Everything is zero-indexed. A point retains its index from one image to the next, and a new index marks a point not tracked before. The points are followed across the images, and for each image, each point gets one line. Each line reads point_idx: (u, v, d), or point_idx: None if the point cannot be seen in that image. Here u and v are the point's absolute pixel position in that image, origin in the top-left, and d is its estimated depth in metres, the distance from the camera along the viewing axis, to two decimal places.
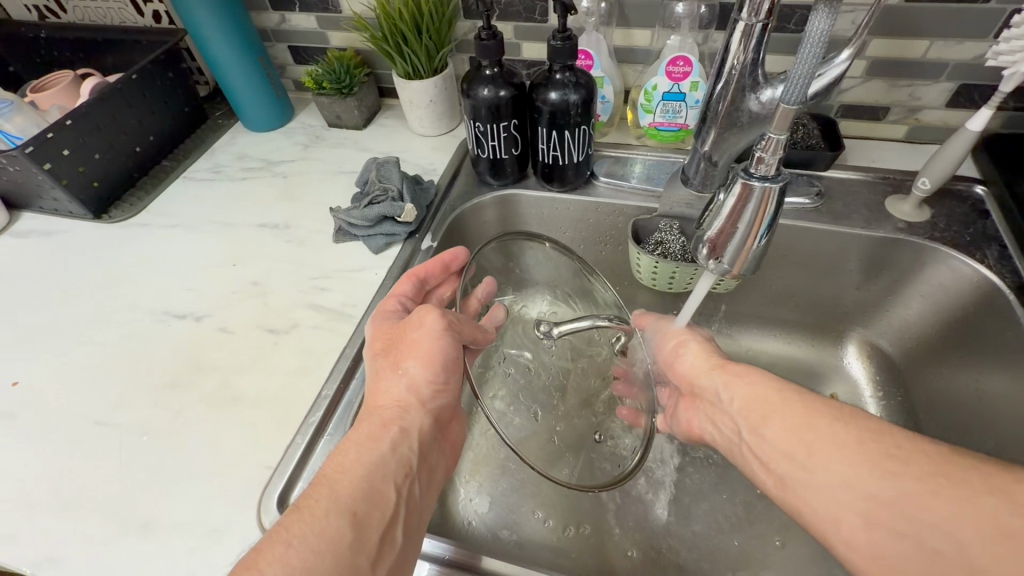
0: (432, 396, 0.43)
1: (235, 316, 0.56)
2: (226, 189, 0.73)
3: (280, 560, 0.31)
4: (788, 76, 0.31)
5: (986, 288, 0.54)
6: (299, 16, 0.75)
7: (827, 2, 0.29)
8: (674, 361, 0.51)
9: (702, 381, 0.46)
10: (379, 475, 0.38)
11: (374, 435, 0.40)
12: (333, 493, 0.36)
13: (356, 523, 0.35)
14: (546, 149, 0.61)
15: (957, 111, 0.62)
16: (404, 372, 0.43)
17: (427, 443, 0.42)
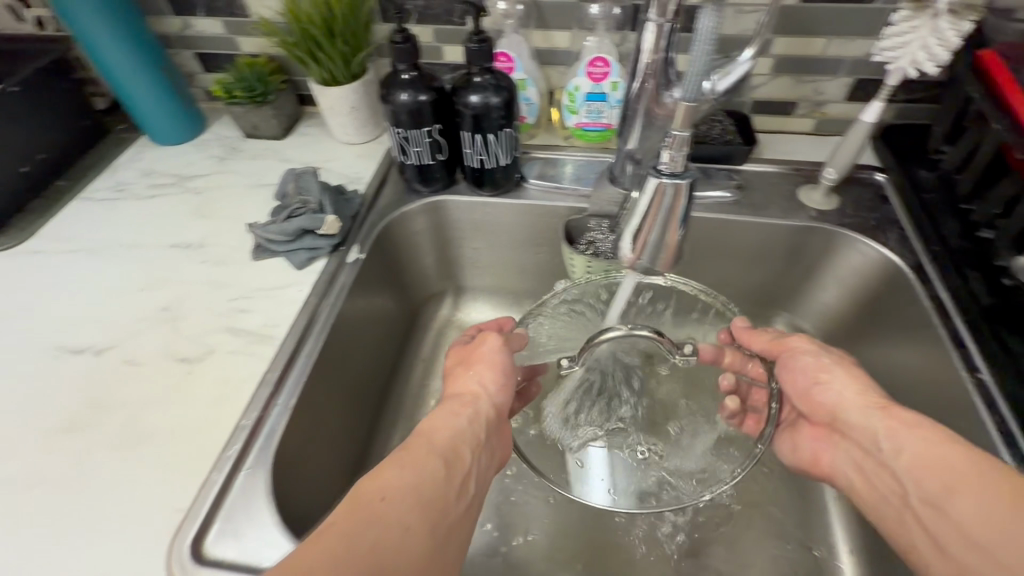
0: (500, 395, 0.46)
1: (143, 347, 0.52)
2: (132, 208, 0.67)
3: (395, 477, 0.36)
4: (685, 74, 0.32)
5: (890, 268, 0.57)
6: (204, 21, 0.71)
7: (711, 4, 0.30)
8: (802, 386, 0.47)
9: (852, 414, 0.44)
10: (460, 440, 0.41)
11: (454, 409, 0.43)
12: (426, 443, 0.40)
13: (444, 469, 0.38)
14: (472, 153, 0.60)
15: (856, 104, 0.66)
16: (476, 373, 0.46)
17: (498, 431, 0.45)
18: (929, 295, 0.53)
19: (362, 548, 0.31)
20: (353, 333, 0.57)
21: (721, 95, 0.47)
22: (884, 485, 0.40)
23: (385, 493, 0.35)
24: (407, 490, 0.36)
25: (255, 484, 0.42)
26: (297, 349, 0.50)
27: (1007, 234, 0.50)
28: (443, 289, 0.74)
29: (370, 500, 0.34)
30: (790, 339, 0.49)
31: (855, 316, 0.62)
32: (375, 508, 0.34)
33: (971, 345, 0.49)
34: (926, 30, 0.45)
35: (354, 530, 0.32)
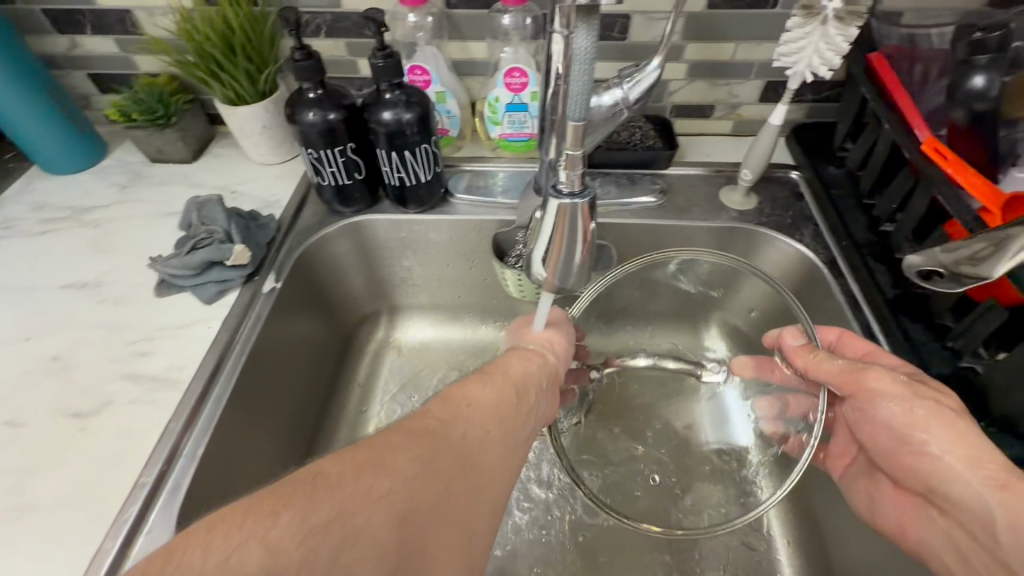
0: (563, 356, 0.44)
1: (31, 403, 0.47)
2: (20, 247, 0.61)
3: (472, 402, 0.34)
4: (569, 91, 0.32)
5: (807, 264, 0.59)
6: (93, 39, 0.66)
7: (581, 22, 0.30)
8: (896, 437, 0.42)
9: (958, 484, 0.38)
10: (531, 381, 0.38)
11: (523, 357, 0.40)
12: (502, 373, 0.37)
13: (516, 399, 0.36)
14: (390, 171, 0.58)
15: (769, 105, 0.68)
16: (536, 335, 0.44)
17: (554, 387, 0.42)
18: (841, 289, 0.55)
19: (439, 441, 0.30)
20: (273, 366, 0.54)
21: (636, 103, 0.48)
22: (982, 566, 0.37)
23: (464, 407, 0.33)
24: (487, 411, 0.33)
25: (156, 547, 0.38)
26: (205, 392, 0.47)
27: (904, 230, 0.52)
28: (377, 310, 0.71)
29: (453, 399, 0.33)
30: (871, 378, 0.42)
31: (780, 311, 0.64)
32: (458, 410, 0.32)
33: (881, 336, 0.51)
34: (817, 35, 0.46)
35: (444, 423, 0.31)
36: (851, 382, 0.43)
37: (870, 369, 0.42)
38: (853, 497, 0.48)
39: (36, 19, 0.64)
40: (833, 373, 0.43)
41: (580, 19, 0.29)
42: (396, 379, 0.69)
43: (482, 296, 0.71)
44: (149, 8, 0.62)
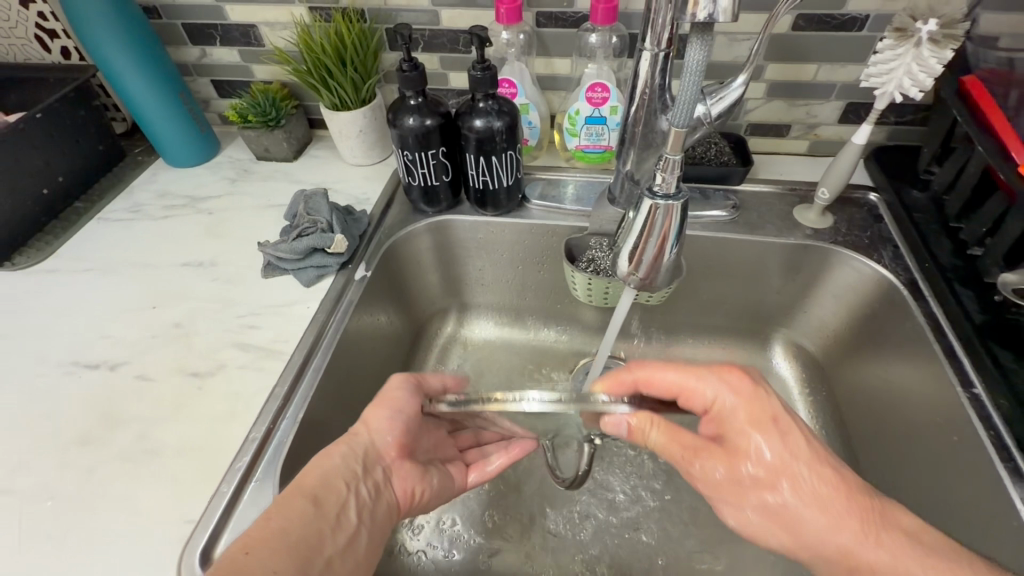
0: (388, 426, 0.44)
1: (156, 362, 0.53)
2: (146, 228, 0.69)
3: (260, 528, 0.35)
4: (677, 100, 0.35)
5: (884, 284, 0.58)
6: (221, 50, 0.74)
7: (698, 37, 0.33)
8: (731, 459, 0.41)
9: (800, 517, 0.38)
10: (334, 475, 0.40)
11: (327, 451, 0.42)
12: (295, 488, 0.39)
13: (314, 507, 0.38)
14: (475, 175, 0.63)
15: (848, 126, 0.68)
16: (371, 414, 0.45)
17: (376, 467, 0.43)
18: (922, 311, 0.54)
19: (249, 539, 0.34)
20: (360, 347, 0.58)
21: (715, 119, 0.49)
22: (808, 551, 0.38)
23: (246, 545, 0.34)
24: (273, 534, 0.35)
25: (262, 495, 0.43)
26: (306, 362, 0.51)
27: (995, 254, 0.52)
28: (447, 305, 0.75)
29: (234, 557, 0.33)
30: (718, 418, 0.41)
31: (851, 331, 0.63)
32: (241, 563, 0.32)
33: (964, 358, 0.50)
34: (910, 57, 0.47)
35: None
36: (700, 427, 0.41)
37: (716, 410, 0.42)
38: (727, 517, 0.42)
39: (175, 30, 0.73)
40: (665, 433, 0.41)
41: (695, 33, 0.32)
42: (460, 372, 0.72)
43: (546, 301, 0.73)
44: (272, 23, 0.70)
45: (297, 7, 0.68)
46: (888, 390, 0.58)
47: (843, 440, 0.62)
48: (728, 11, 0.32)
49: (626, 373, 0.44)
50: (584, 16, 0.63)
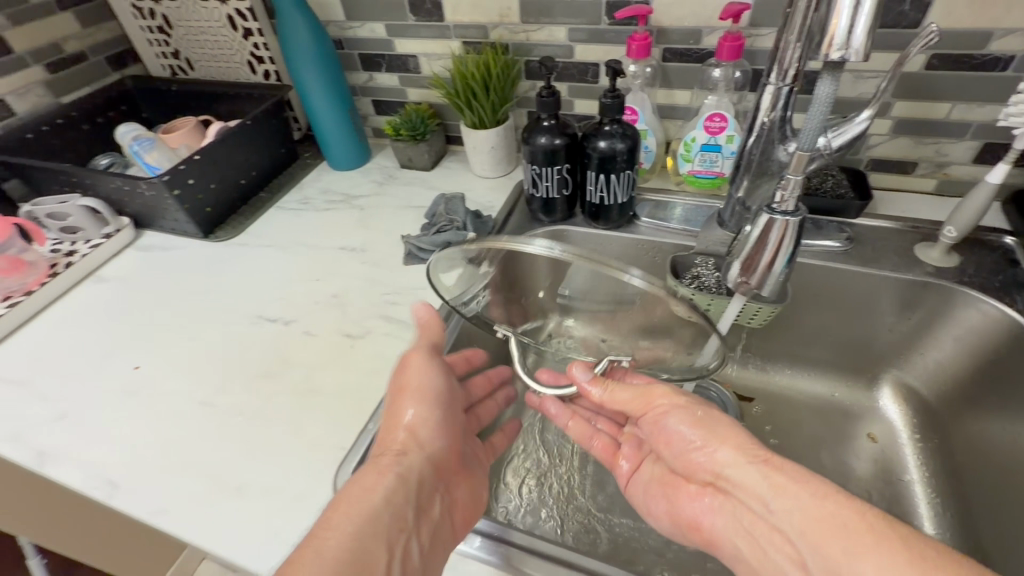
0: (431, 438, 0.48)
1: (318, 323, 0.64)
2: (313, 217, 0.84)
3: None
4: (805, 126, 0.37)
5: (1014, 330, 0.56)
6: (384, 75, 0.89)
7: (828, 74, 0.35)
8: (681, 447, 0.43)
9: (738, 471, 0.39)
10: (385, 499, 0.42)
11: (377, 471, 0.44)
12: (340, 518, 0.40)
13: (355, 542, 0.39)
14: (594, 191, 0.69)
15: (984, 166, 0.66)
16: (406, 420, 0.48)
17: (434, 480, 0.46)
18: None
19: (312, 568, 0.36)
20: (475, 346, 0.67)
21: (834, 151, 0.51)
22: (774, 548, 0.36)
23: None
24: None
25: None
26: None
27: None
28: None
29: None
30: (660, 397, 0.46)
31: (973, 378, 0.60)
32: None
33: None
34: None
35: None
36: (646, 402, 0.47)
37: (657, 390, 0.47)
38: (635, 497, 0.49)
39: (352, 59, 0.89)
40: (629, 402, 0.47)
41: (826, 71, 0.35)
42: None
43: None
44: (430, 55, 0.83)
45: (453, 41, 0.80)
46: (1014, 444, 0.55)
47: (956, 492, 0.59)
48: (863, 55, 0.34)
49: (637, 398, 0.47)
50: (709, 52, 0.68)
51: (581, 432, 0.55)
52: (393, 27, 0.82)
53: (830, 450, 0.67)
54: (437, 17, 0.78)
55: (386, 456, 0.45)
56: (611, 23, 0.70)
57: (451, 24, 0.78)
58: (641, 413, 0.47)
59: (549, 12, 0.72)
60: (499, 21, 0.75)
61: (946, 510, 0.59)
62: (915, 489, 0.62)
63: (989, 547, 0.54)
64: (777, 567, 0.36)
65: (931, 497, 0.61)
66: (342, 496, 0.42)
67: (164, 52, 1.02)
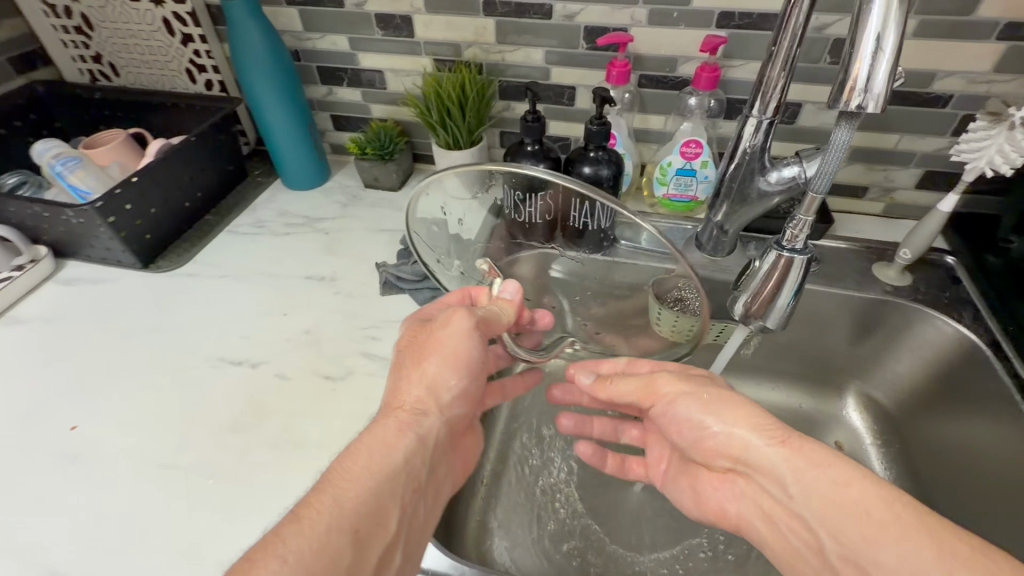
0: (450, 402, 0.47)
1: (292, 364, 0.59)
2: (271, 243, 0.77)
3: (303, 530, 0.34)
4: (816, 168, 0.37)
5: (967, 344, 0.61)
6: (346, 90, 0.83)
7: (845, 121, 0.35)
8: (693, 435, 0.44)
9: (754, 452, 0.40)
10: (405, 457, 0.41)
11: (394, 433, 0.43)
12: (359, 467, 0.39)
13: (377, 496, 0.38)
14: (578, 217, 0.69)
15: (924, 191, 0.73)
16: (435, 376, 0.46)
17: (444, 443, 0.46)
18: (1007, 371, 0.57)
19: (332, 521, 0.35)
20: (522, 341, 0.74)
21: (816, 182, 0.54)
22: (791, 528, 0.38)
23: (282, 539, 0.34)
24: (317, 533, 0.34)
25: None
26: None
27: None
28: None
29: (287, 529, 0.34)
30: (664, 387, 0.46)
31: (930, 386, 0.65)
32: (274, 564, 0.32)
33: None
34: (1002, 137, 0.52)
35: None
36: (650, 394, 0.47)
37: (659, 379, 0.47)
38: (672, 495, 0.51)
39: (309, 72, 0.83)
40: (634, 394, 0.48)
41: (842, 120, 0.35)
42: (540, 399, 0.78)
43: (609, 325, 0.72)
44: (398, 70, 0.79)
45: (423, 58, 0.77)
46: (968, 447, 0.60)
47: (920, 492, 0.64)
48: (883, 110, 0.34)
49: (643, 394, 0.48)
50: (685, 80, 0.70)
51: (617, 464, 0.56)
52: (357, 40, 0.77)
53: None
54: (406, 32, 0.75)
55: (405, 412, 0.45)
56: (589, 48, 0.70)
57: (422, 40, 0.75)
58: (648, 403, 0.48)
59: (526, 33, 0.70)
60: (473, 40, 0.73)
61: None
62: None
63: None
64: (797, 549, 0.38)
65: None
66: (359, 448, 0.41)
67: (82, 55, 0.90)
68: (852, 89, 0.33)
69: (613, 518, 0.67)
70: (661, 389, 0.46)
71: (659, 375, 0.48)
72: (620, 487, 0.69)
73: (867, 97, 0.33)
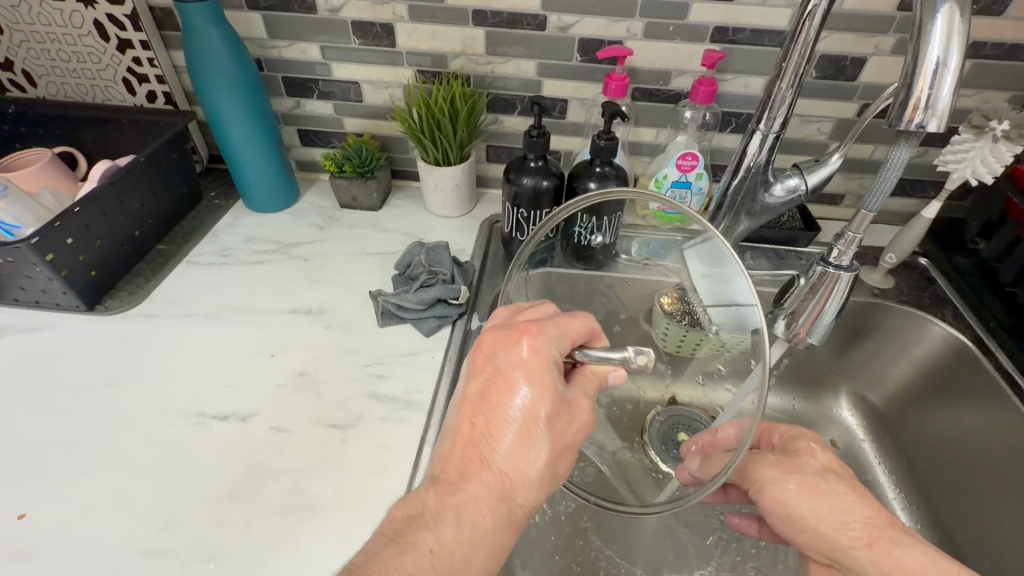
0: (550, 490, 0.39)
1: (289, 413, 0.52)
2: (240, 273, 0.68)
3: None
4: (871, 187, 0.38)
5: (953, 341, 0.65)
6: (316, 102, 0.76)
7: (906, 142, 0.36)
8: (787, 526, 0.41)
9: (845, 557, 0.39)
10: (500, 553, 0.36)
11: (506, 532, 0.35)
12: (462, 555, 0.33)
13: None
14: (583, 232, 0.69)
15: (894, 197, 0.77)
16: (558, 473, 0.37)
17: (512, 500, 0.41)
18: (994, 365, 0.62)
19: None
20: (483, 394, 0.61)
21: (812, 190, 0.59)
22: None
23: None
24: None
25: None
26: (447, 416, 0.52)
27: None
28: None
29: None
30: (753, 470, 0.42)
31: (920, 382, 0.69)
32: None
33: None
34: (985, 148, 0.55)
35: None
36: (741, 475, 0.43)
37: (748, 459, 0.43)
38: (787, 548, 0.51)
39: (274, 82, 0.75)
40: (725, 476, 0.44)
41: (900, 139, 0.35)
42: None
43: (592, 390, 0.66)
44: (375, 82, 0.73)
45: (405, 69, 0.72)
46: (963, 439, 0.64)
47: (918, 484, 0.67)
48: (943, 128, 0.34)
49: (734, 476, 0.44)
50: (679, 93, 0.70)
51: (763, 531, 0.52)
52: (329, 49, 0.71)
53: None
54: (387, 42, 0.70)
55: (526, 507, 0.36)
56: (583, 61, 0.68)
57: (404, 50, 0.70)
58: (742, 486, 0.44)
59: (518, 44, 0.68)
60: (461, 51, 0.69)
61: (914, 502, 0.67)
62: (883, 483, 0.69)
63: (958, 532, 0.62)
64: None
65: (898, 490, 0.68)
66: (477, 530, 0.34)
67: None
68: (916, 106, 0.33)
69: (634, 542, 0.65)
70: (753, 477, 0.42)
71: (748, 455, 0.43)
72: (638, 508, 0.67)
73: (930, 114, 0.33)
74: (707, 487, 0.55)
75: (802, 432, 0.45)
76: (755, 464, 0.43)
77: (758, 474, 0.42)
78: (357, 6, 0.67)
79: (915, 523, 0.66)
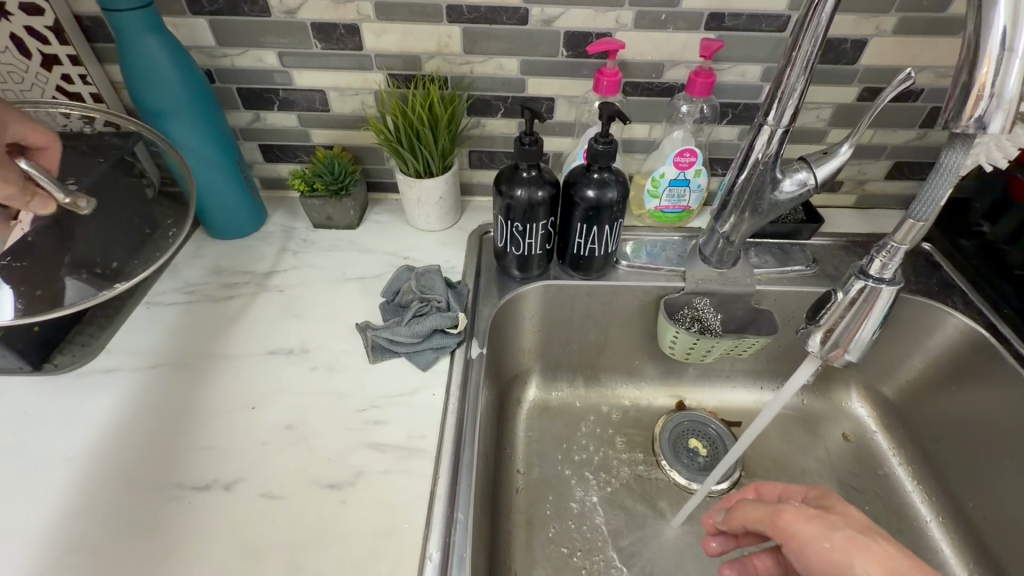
0: None
1: (279, 474, 0.47)
2: (208, 312, 0.62)
3: None
4: (922, 195, 0.36)
5: (965, 331, 0.64)
6: (278, 114, 0.69)
7: (958, 145, 0.34)
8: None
9: None
10: None
11: None
12: None
13: None
14: (582, 243, 0.62)
15: (894, 181, 0.75)
16: None
17: None
18: (1010, 354, 0.60)
19: None
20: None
21: (822, 183, 0.54)
22: None
23: None
24: None
25: None
26: (456, 462, 0.48)
27: None
28: (532, 370, 0.74)
29: None
30: (790, 523, 0.39)
31: (931, 372, 0.68)
32: None
33: None
34: None
35: None
36: (775, 529, 0.40)
37: (785, 511, 0.40)
38: None
39: (229, 95, 0.68)
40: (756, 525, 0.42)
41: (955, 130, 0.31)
42: (552, 443, 0.71)
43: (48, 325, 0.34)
44: (343, 89, 0.67)
45: (374, 73, 0.65)
46: (980, 429, 0.62)
47: (935, 476, 0.66)
48: (1006, 129, 0.30)
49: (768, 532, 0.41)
50: (673, 85, 0.65)
51: None
52: (287, 56, 0.64)
53: (815, 460, 0.71)
54: (352, 44, 0.63)
55: None
56: (571, 56, 0.63)
57: (373, 52, 0.63)
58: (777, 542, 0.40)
59: (498, 40, 0.62)
60: (435, 50, 0.63)
61: (932, 494, 0.66)
62: (899, 476, 0.68)
63: (980, 521, 0.61)
64: None
65: (915, 482, 0.67)
66: None
67: None
68: (978, 94, 0.30)
69: (657, 562, 0.62)
70: (789, 530, 0.39)
71: (782, 509, 0.41)
72: (657, 525, 0.64)
73: (994, 106, 0.29)
74: (738, 564, 0.47)
75: (831, 491, 0.43)
76: (793, 517, 0.39)
77: (795, 529, 0.39)
78: (316, 6, 0.60)
79: (935, 515, 0.65)
